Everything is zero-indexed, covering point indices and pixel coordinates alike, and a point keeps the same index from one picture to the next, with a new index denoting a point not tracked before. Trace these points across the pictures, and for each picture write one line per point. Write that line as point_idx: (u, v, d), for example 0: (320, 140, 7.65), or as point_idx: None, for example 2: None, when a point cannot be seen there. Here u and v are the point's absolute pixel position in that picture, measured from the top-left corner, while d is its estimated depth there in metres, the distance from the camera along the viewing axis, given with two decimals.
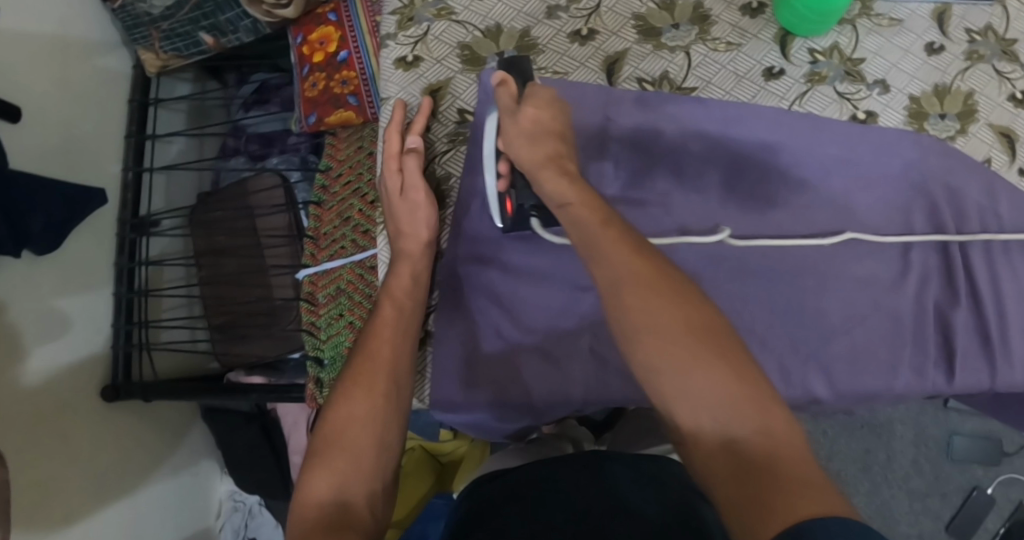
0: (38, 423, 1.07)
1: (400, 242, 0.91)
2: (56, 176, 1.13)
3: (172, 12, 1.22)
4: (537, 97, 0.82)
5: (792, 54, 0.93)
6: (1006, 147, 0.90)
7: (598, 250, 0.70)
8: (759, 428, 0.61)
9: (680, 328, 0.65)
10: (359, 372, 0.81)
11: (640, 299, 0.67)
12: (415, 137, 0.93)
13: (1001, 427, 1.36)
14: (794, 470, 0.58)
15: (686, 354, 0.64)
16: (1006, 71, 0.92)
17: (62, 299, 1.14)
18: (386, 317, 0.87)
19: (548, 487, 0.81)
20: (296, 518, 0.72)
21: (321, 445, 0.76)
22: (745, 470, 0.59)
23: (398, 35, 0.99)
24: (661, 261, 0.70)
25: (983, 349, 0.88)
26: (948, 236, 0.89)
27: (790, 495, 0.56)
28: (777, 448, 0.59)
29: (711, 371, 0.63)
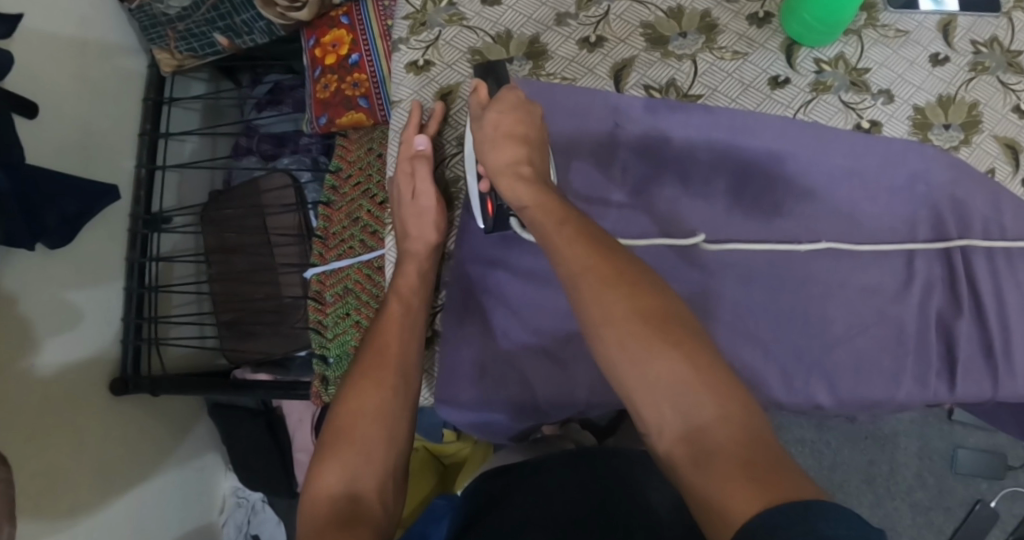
0: (48, 414, 1.09)
1: (405, 242, 0.94)
2: (73, 172, 1.16)
3: (189, 12, 1.25)
4: (502, 101, 0.84)
5: (798, 63, 0.94)
6: (1010, 159, 0.91)
7: (562, 245, 0.71)
8: (716, 414, 0.62)
9: (636, 318, 0.66)
10: (368, 368, 0.83)
11: (597, 293, 0.67)
12: (422, 138, 0.93)
13: (1006, 441, 1.36)
14: (756, 456, 0.59)
15: (643, 346, 0.65)
16: (1012, 83, 0.92)
17: (75, 293, 1.16)
18: (393, 315, 0.89)
19: (536, 482, 0.83)
20: (308, 511, 0.73)
21: (332, 439, 0.78)
22: (709, 460, 0.60)
23: (410, 39, 1.00)
24: (618, 250, 0.70)
25: (986, 360, 0.89)
26: (952, 243, 0.90)
27: (755, 483, 0.58)
28: (736, 435, 0.61)
29: (666, 359, 0.64)
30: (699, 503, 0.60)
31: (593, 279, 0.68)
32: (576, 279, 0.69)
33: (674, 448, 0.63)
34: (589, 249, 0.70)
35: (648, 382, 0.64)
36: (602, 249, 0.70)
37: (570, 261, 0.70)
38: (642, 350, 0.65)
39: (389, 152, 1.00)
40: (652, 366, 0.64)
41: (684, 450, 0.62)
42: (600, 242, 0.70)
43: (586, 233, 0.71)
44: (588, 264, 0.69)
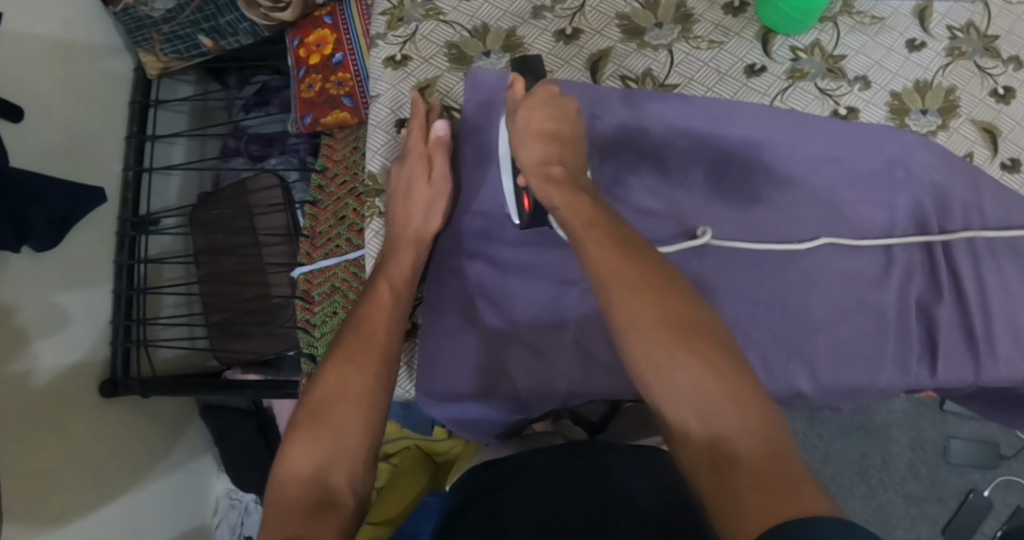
0: (38, 416, 1.09)
1: (399, 225, 0.92)
2: (59, 174, 1.16)
3: (174, 14, 1.25)
4: (536, 98, 0.87)
5: (774, 52, 0.96)
6: (988, 142, 0.93)
7: (591, 253, 0.74)
8: (737, 423, 0.63)
9: (660, 325, 0.68)
10: (349, 351, 0.82)
11: (624, 297, 0.70)
12: (443, 125, 0.95)
13: (998, 430, 1.35)
14: (774, 467, 0.60)
15: (672, 353, 0.67)
16: (989, 67, 0.94)
17: (63, 295, 1.16)
18: (381, 298, 0.87)
19: (532, 476, 0.81)
20: (272, 497, 0.72)
21: (306, 420, 0.77)
22: (726, 467, 0.61)
23: (388, 35, 1.01)
24: (649, 260, 0.73)
25: (967, 344, 0.89)
26: (932, 237, 0.90)
27: (768, 494, 0.58)
28: (758, 445, 0.62)
29: (693, 367, 0.66)
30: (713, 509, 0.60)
31: (620, 284, 0.71)
32: (607, 285, 0.71)
33: (692, 455, 0.64)
34: (619, 256, 0.73)
35: (675, 388, 0.66)
36: (632, 259, 0.73)
37: (602, 269, 0.72)
38: (670, 356, 0.67)
39: (370, 146, 1.00)
40: (675, 372, 0.66)
41: (704, 456, 0.63)
42: (631, 253, 0.73)
43: (615, 243, 0.74)
44: (620, 271, 0.71)
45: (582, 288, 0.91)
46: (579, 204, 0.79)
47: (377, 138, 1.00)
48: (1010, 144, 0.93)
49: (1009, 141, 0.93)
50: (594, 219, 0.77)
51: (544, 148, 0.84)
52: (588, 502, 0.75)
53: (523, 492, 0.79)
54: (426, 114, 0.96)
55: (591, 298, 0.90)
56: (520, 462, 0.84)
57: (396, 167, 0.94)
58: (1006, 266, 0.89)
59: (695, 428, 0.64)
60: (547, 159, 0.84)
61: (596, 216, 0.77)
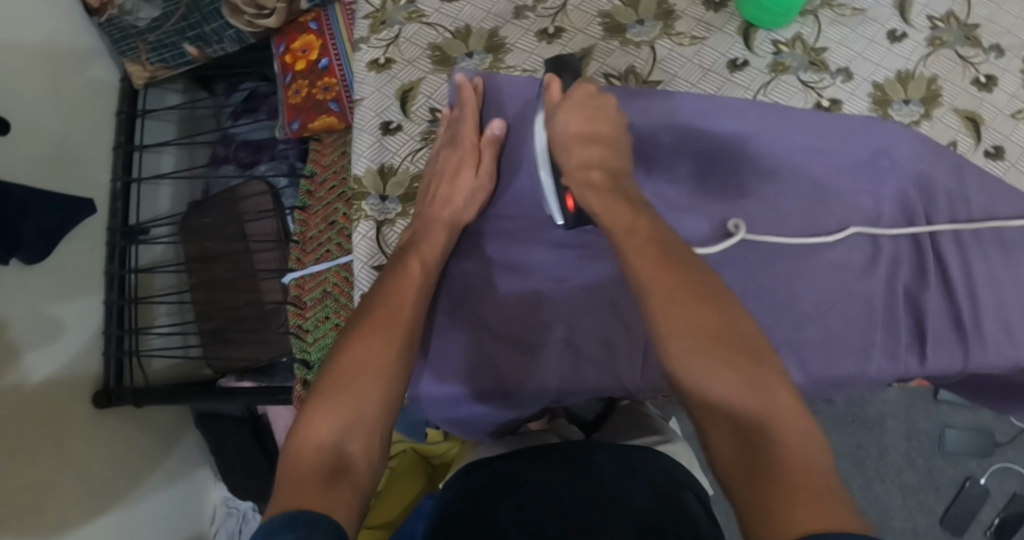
0: (31, 428, 1.09)
1: (437, 206, 0.90)
2: (47, 186, 1.15)
3: (159, 23, 1.25)
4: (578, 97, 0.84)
5: (756, 46, 0.97)
6: (971, 130, 0.94)
7: (639, 263, 0.73)
8: (775, 430, 0.63)
9: (700, 331, 0.69)
10: (376, 320, 0.78)
11: (662, 299, 0.70)
12: (501, 124, 0.93)
13: (992, 418, 1.36)
14: (804, 474, 0.61)
15: (723, 367, 0.67)
16: (970, 56, 0.96)
17: (53, 306, 1.15)
18: (410, 272, 0.84)
19: (529, 485, 0.80)
20: (289, 462, 0.68)
21: (327, 387, 0.73)
22: (757, 473, 0.62)
23: (371, 38, 1.03)
24: (696, 271, 0.72)
25: (955, 332, 0.89)
26: (920, 229, 0.90)
27: (796, 501, 0.59)
28: (790, 450, 0.62)
29: (742, 378, 0.66)
30: (743, 513, 0.61)
31: (662, 295, 0.71)
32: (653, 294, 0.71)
33: (727, 458, 0.65)
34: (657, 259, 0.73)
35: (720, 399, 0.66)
36: (679, 268, 0.72)
37: (649, 279, 0.72)
38: (712, 369, 0.67)
39: (356, 149, 0.99)
40: (712, 375, 0.67)
41: (736, 462, 0.64)
42: (679, 264, 0.73)
43: (665, 254, 0.73)
44: (668, 282, 0.71)
45: (571, 286, 0.91)
46: (625, 206, 0.78)
47: (363, 142, 0.99)
48: (992, 133, 0.94)
49: (991, 130, 0.94)
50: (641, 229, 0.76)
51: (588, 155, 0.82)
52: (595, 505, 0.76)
53: (529, 492, 0.79)
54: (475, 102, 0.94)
55: (580, 295, 0.91)
56: (524, 461, 0.84)
57: (441, 151, 0.94)
58: (992, 253, 0.90)
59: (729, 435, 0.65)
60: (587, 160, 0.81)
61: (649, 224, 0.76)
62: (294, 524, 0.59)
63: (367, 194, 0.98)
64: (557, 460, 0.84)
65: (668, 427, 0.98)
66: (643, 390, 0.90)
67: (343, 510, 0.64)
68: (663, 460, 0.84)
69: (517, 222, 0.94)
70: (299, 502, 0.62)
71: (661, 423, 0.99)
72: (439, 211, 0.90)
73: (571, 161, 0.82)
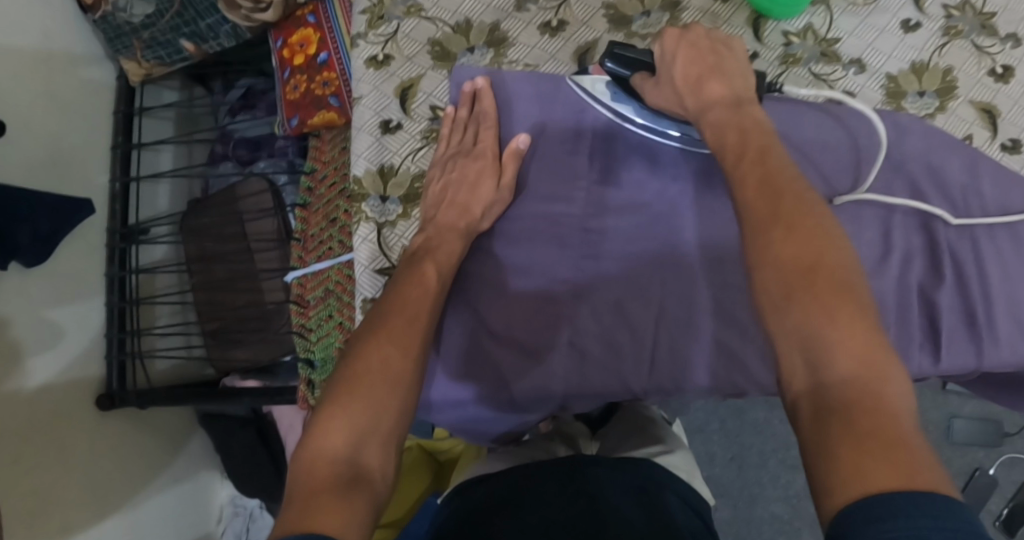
0: (35, 434, 1.08)
1: (447, 211, 0.89)
2: (43, 188, 1.13)
3: (153, 20, 1.22)
4: (689, 42, 0.80)
5: (765, 37, 0.95)
6: (987, 123, 0.92)
7: (750, 192, 0.66)
8: (859, 365, 0.55)
9: (805, 259, 0.60)
10: (393, 329, 0.77)
11: (769, 223, 0.63)
12: (526, 138, 0.91)
13: (1001, 409, 1.34)
14: (886, 424, 0.52)
15: (825, 296, 0.58)
16: (986, 46, 0.93)
17: (54, 310, 1.14)
18: (425, 278, 0.83)
19: (532, 494, 0.80)
20: (303, 469, 0.65)
21: (343, 393, 0.70)
22: (831, 412, 0.54)
23: (369, 34, 1.00)
24: (808, 198, 0.64)
25: (968, 329, 0.87)
26: (932, 208, 0.87)
27: (868, 450, 0.51)
28: (872, 392, 0.54)
29: (836, 321, 0.57)
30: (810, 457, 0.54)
31: (764, 221, 0.63)
32: (755, 219, 0.64)
33: (799, 396, 0.57)
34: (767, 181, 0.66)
35: (812, 326, 0.58)
36: (789, 195, 0.64)
37: (757, 204, 0.64)
38: (805, 299, 0.59)
39: (355, 149, 0.97)
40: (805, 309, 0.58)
41: (806, 400, 0.56)
42: (789, 187, 0.65)
43: (778, 178, 0.66)
44: (778, 208, 0.63)
45: (575, 286, 0.89)
46: (749, 133, 0.70)
47: (362, 142, 0.97)
48: (1009, 125, 0.91)
49: (1008, 121, 0.92)
50: (751, 152, 0.68)
51: (711, 85, 0.76)
52: (589, 516, 0.75)
53: (522, 507, 0.78)
54: (485, 104, 0.93)
55: (584, 295, 0.89)
56: (520, 474, 0.84)
57: (446, 151, 0.94)
58: (1008, 249, 0.88)
59: (803, 374, 0.57)
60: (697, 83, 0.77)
61: (764, 151, 0.68)
62: (307, 535, 0.56)
63: (367, 195, 0.95)
64: (551, 472, 0.83)
65: (670, 436, 0.99)
66: (650, 391, 0.88)
67: (356, 524, 0.61)
68: (655, 469, 0.86)
69: (523, 222, 0.92)
70: (314, 514, 0.59)
71: (664, 432, 0.99)
72: (455, 218, 0.88)
73: (704, 97, 0.76)
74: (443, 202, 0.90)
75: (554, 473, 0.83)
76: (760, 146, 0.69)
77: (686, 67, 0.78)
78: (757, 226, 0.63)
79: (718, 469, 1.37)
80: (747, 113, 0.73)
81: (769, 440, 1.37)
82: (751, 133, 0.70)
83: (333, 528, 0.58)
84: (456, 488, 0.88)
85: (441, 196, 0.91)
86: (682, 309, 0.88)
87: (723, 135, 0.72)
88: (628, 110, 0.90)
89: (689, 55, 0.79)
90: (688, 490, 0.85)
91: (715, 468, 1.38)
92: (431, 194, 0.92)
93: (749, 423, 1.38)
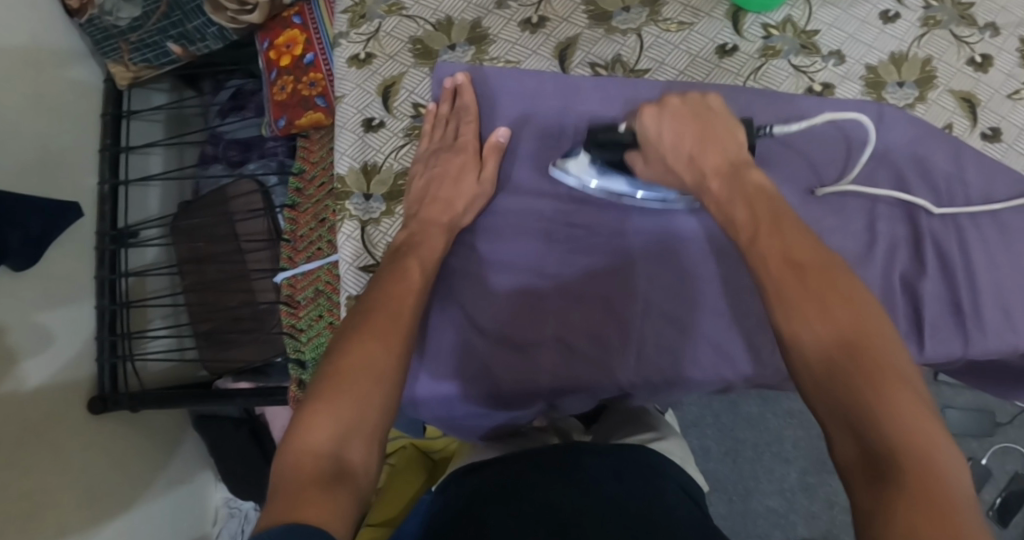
0: (29, 436, 1.08)
1: (432, 207, 0.89)
2: (32, 191, 1.14)
3: (140, 22, 1.22)
4: (675, 110, 0.79)
5: (745, 30, 0.95)
6: (967, 112, 0.92)
7: (775, 266, 0.65)
8: (908, 428, 0.55)
9: (836, 326, 0.61)
10: (376, 325, 0.77)
11: (795, 290, 0.63)
12: (506, 132, 0.92)
13: (992, 398, 1.35)
14: (938, 490, 0.52)
15: (868, 365, 0.58)
16: (965, 36, 0.94)
17: (45, 313, 1.14)
18: (408, 273, 0.83)
19: (531, 482, 0.80)
20: (287, 463, 0.66)
21: (327, 389, 0.71)
22: (882, 474, 0.53)
23: (351, 33, 1.01)
24: (831, 266, 0.65)
25: (954, 317, 0.87)
26: (915, 198, 0.88)
27: (918, 513, 0.50)
28: (921, 454, 0.54)
29: (876, 382, 0.57)
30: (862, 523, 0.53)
31: (791, 290, 0.63)
32: (783, 294, 0.64)
33: (847, 462, 0.56)
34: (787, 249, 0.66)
35: (857, 394, 0.57)
36: (815, 265, 0.64)
37: (785, 279, 0.64)
38: (842, 365, 0.59)
39: (338, 148, 0.98)
40: (843, 373, 0.58)
41: (857, 468, 0.55)
42: (815, 258, 0.65)
43: (802, 250, 0.66)
44: (810, 283, 0.63)
45: (560, 280, 0.90)
46: (756, 203, 0.70)
47: (345, 140, 0.98)
48: (989, 114, 0.92)
49: (989, 111, 0.92)
50: (766, 222, 0.68)
51: (705, 159, 0.76)
52: (592, 514, 0.74)
53: (521, 500, 0.77)
54: (468, 99, 0.93)
55: (569, 289, 0.89)
56: (517, 465, 0.83)
57: (429, 147, 0.94)
58: (991, 238, 0.88)
59: (851, 438, 0.56)
60: (698, 158, 0.76)
61: (779, 220, 0.68)
62: (292, 528, 0.57)
63: (351, 193, 0.96)
64: (550, 463, 0.83)
65: (664, 422, 0.99)
66: (637, 385, 0.88)
67: (340, 520, 0.61)
68: (653, 456, 0.86)
69: (508, 218, 0.92)
70: (297, 510, 0.60)
71: (655, 417, 0.99)
72: (438, 214, 0.89)
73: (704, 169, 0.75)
74: (426, 198, 0.90)
75: (552, 463, 0.82)
76: (781, 214, 0.69)
77: (682, 140, 0.77)
78: (786, 301, 0.63)
79: (713, 464, 1.38)
80: (750, 183, 0.72)
81: (763, 433, 1.37)
82: (759, 203, 0.70)
83: (316, 523, 0.59)
84: (450, 477, 0.87)
85: (423, 192, 0.91)
86: (666, 301, 0.89)
87: (731, 210, 0.71)
88: (613, 186, 0.88)
89: (675, 130, 0.78)
90: (685, 477, 0.86)
91: (709, 463, 1.38)
92: (412, 192, 0.92)
93: (743, 417, 1.38)
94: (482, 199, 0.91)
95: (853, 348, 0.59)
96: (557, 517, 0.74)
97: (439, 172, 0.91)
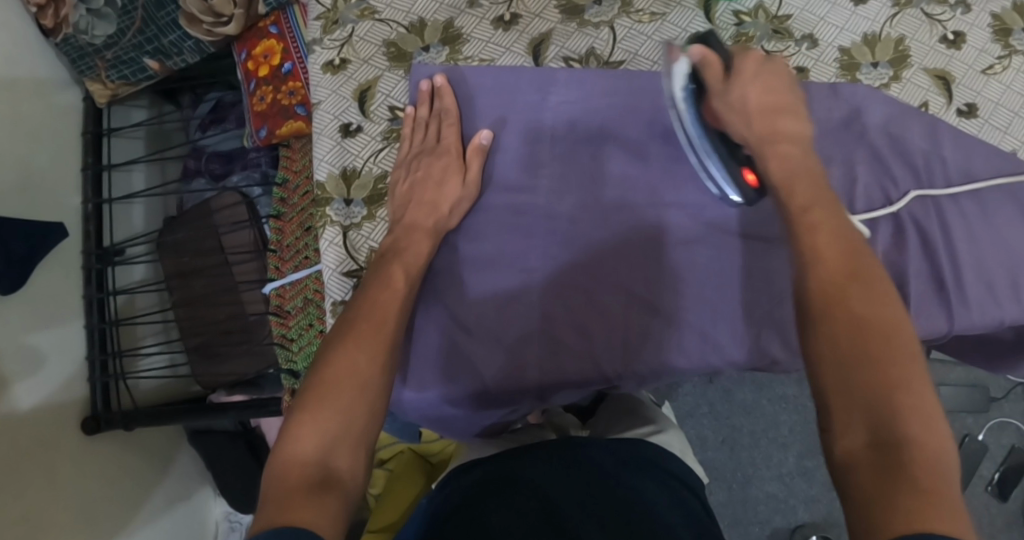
0: (21, 462, 1.07)
1: (418, 213, 0.89)
2: (14, 215, 1.13)
3: (115, 39, 1.21)
4: (744, 73, 0.84)
5: (717, 18, 0.96)
6: (942, 89, 0.93)
7: (824, 294, 0.67)
8: (920, 435, 0.59)
9: (838, 262, 0.69)
10: (361, 333, 0.77)
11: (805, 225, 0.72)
12: (488, 133, 0.92)
13: (986, 374, 1.35)
14: (934, 475, 0.57)
15: (876, 383, 0.62)
16: (936, 14, 0.95)
17: (34, 334, 1.14)
18: (393, 281, 0.83)
19: (535, 475, 0.80)
20: (274, 475, 0.66)
21: (313, 398, 0.71)
22: (890, 468, 0.58)
23: (324, 39, 1.01)
24: (851, 238, 0.71)
25: (937, 294, 0.88)
26: (895, 205, 0.88)
27: (912, 487, 0.56)
28: (924, 444, 0.59)
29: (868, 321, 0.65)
30: (852, 498, 0.58)
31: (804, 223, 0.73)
32: (824, 297, 0.67)
33: (849, 451, 0.60)
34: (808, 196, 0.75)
35: (873, 403, 0.61)
36: (841, 313, 0.66)
37: (834, 305, 0.67)
38: (843, 293, 0.67)
39: (316, 155, 0.98)
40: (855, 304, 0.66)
41: (864, 452, 0.60)
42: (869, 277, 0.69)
43: (870, 292, 0.67)
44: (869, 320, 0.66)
45: (543, 276, 0.90)
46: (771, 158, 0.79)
47: (323, 147, 0.98)
48: (964, 90, 0.93)
49: (963, 87, 0.93)
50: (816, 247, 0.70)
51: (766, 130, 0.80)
52: (595, 512, 0.74)
53: (522, 493, 0.77)
54: (445, 100, 0.93)
55: (554, 282, 0.89)
56: (513, 459, 0.83)
57: (409, 154, 0.94)
58: (974, 215, 0.89)
59: (859, 425, 0.61)
60: (756, 100, 0.82)
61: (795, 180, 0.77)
62: (282, 533, 0.57)
63: (331, 199, 0.96)
64: (548, 459, 0.82)
65: (661, 414, 0.98)
66: (625, 376, 0.89)
67: (329, 521, 0.62)
68: (650, 448, 0.86)
69: (492, 217, 0.92)
70: (284, 515, 0.61)
71: (651, 411, 0.98)
72: (424, 217, 0.89)
73: (776, 131, 0.81)
74: (408, 203, 0.90)
75: (550, 460, 0.82)
76: (837, 227, 0.72)
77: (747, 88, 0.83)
78: (822, 317, 0.66)
79: (711, 453, 1.37)
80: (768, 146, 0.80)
81: (759, 420, 1.37)
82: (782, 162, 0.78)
83: (305, 525, 0.60)
84: (448, 476, 0.86)
85: (406, 196, 0.91)
86: (653, 293, 0.89)
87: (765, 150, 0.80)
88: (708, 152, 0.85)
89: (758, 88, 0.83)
90: (680, 465, 0.86)
91: (706, 452, 1.37)
92: (394, 198, 0.92)
93: (738, 404, 1.38)
94: (464, 201, 0.91)
95: (865, 280, 0.68)
96: (567, 512, 0.74)
97: (421, 177, 0.91)
